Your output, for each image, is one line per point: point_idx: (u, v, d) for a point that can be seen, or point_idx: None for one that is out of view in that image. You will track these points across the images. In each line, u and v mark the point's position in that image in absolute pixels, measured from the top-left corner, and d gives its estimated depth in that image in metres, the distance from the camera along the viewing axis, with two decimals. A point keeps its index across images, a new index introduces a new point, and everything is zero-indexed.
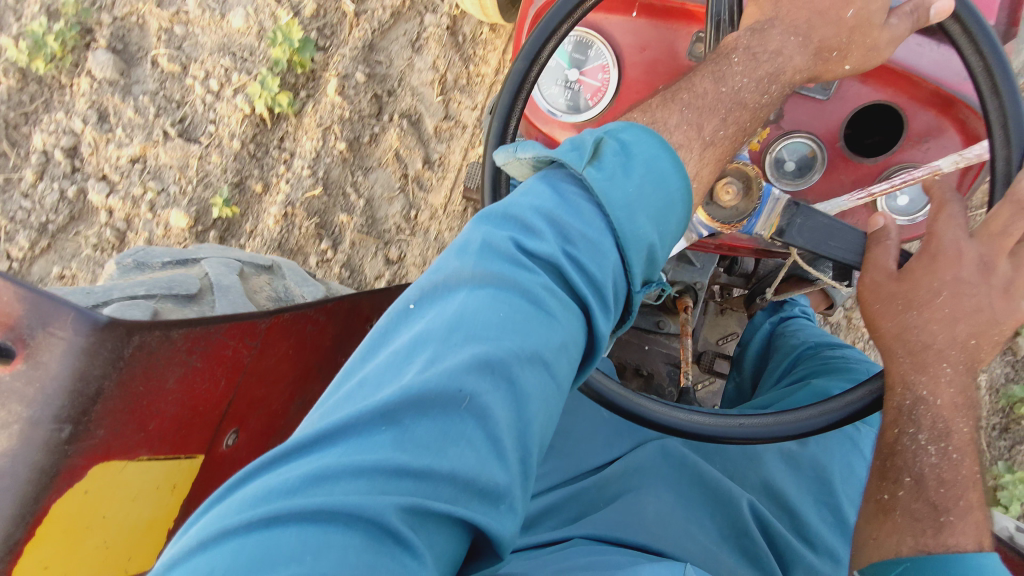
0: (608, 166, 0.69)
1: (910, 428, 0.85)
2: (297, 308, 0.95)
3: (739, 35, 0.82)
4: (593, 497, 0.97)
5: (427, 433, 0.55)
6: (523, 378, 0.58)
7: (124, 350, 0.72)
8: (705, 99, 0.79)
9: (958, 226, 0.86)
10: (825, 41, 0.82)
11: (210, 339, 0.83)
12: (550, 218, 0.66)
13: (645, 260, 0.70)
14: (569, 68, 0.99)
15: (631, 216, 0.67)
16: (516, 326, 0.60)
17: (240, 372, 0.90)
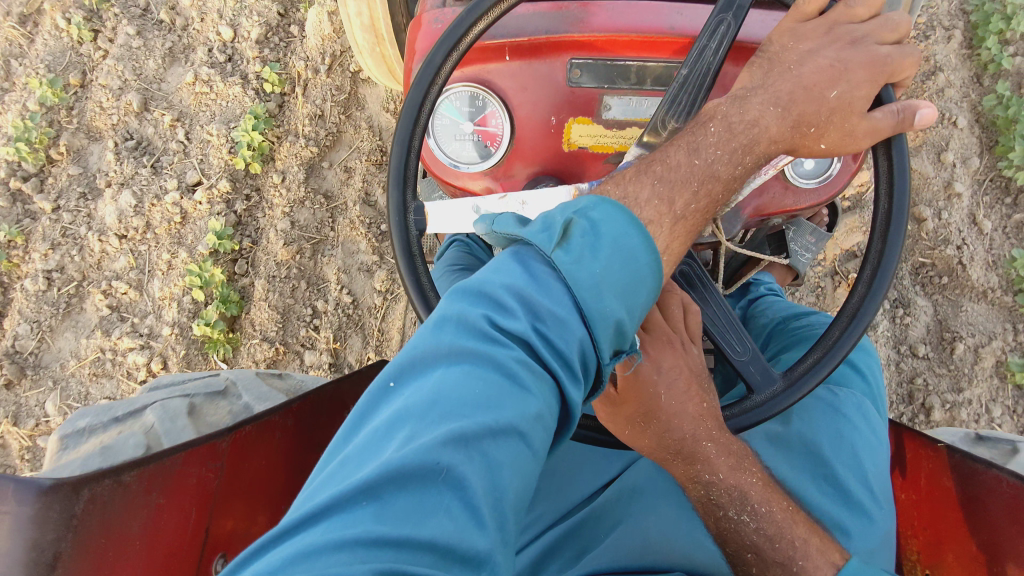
0: (576, 248, 0.62)
1: (721, 511, 0.79)
2: (258, 419, 0.91)
3: (719, 102, 0.77)
4: (592, 530, 0.95)
5: (406, 506, 0.50)
6: (500, 449, 0.53)
7: (75, 508, 0.72)
8: (678, 171, 0.73)
9: (633, 327, 0.77)
10: (806, 115, 0.76)
11: (167, 473, 0.80)
12: (521, 295, 0.60)
13: (615, 335, 0.63)
14: (463, 121, 0.96)
15: (598, 293, 0.61)
16: (493, 399, 0.54)
17: (212, 498, 0.86)
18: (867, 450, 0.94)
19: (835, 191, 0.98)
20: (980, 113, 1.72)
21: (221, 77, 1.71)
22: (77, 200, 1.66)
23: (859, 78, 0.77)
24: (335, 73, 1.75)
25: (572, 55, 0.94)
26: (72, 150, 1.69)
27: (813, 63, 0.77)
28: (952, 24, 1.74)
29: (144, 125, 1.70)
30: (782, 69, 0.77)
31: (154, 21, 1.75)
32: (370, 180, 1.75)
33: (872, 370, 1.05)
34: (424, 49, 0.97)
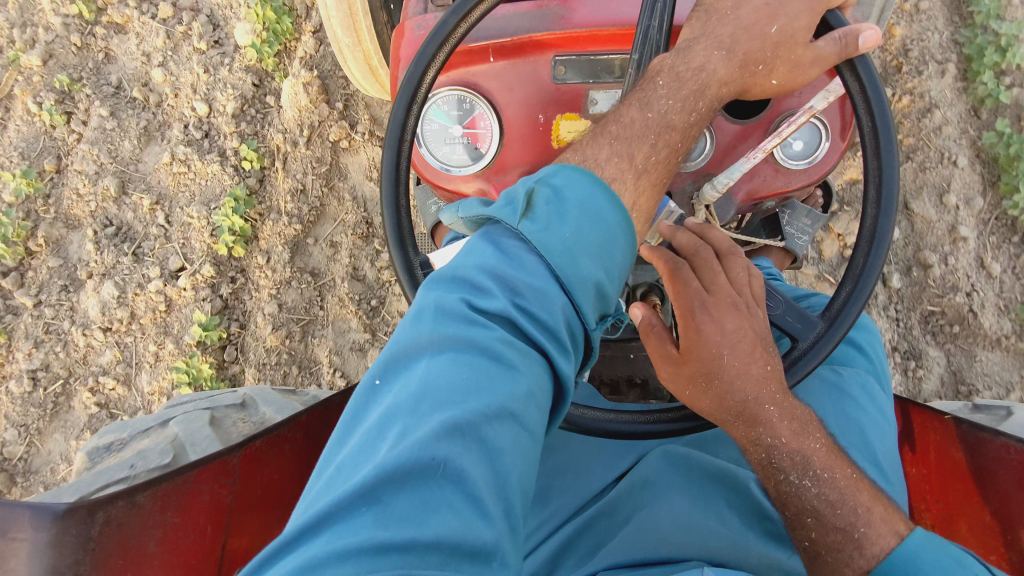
0: (542, 216, 0.63)
1: (780, 475, 0.80)
2: (268, 432, 0.91)
3: (664, 55, 0.78)
4: (608, 524, 0.95)
5: (407, 504, 0.50)
6: (494, 434, 0.54)
7: (91, 530, 0.73)
8: (632, 128, 0.74)
9: (694, 291, 0.78)
10: (751, 54, 0.78)
11: (181, 490, 0.81)
12: (496, 274, 0.60)
13: (597, 298, 0.63)
14: (452, 125, 0.97)
15: (574, 260, 0.62)
16: (481, 385, 0.55)
17: (225, 513, 0.86)
18: (875, 430, 0.94)
19: (826, 170, 0.98)
20: (981, 151, 1.72)
21: (199, 155, 1.71)
22: (60, 291, 1.71)
23: (796, 9, 0.77)
24: (316, 144, 1.72)
25: (556, 51, 0.95)
26: (51, 241, 1.73)
27: (750, 4, 0.79)
28: (944, 57, 1.72)
29: (123, 211, 1.72)
30: (718, 17, 0.79)
31: (126, 99, 1.74)
32: (356, 255, 1.73)
33: (875, 347, 1.05)
34: (408, 56, 0.98)
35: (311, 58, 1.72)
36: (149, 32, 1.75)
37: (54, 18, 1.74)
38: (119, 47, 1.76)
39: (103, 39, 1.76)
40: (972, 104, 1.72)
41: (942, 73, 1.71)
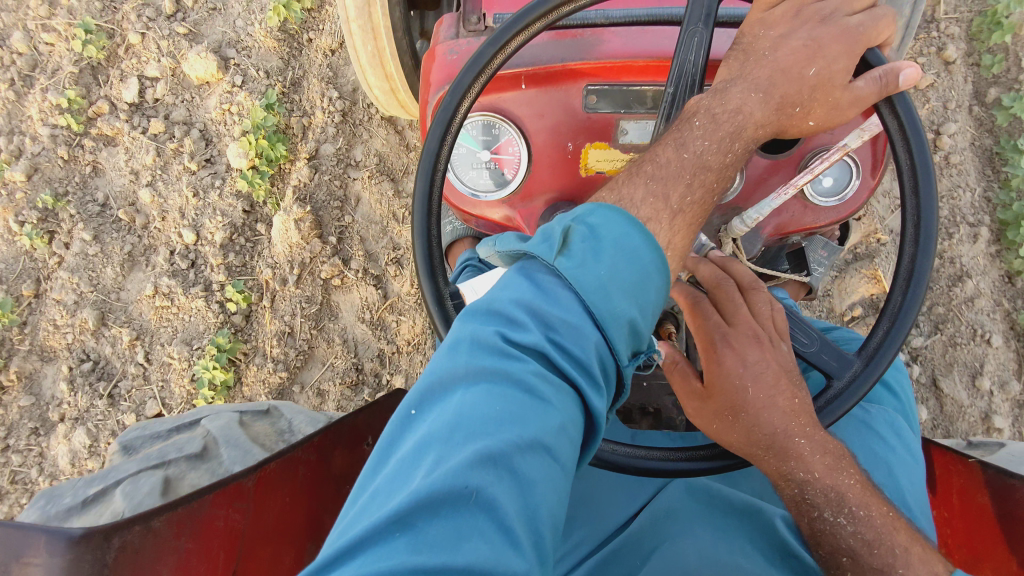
0: (577, 253, 0.62)
1: (815, 512, 0.76)
2: (283, 455, 0.91)
3: (699, 97, 0.78)
4: (631, 558, 0.92)
5: (440, 532, 0.49)
6: (527, 465, 0.53)
7: (106, 557, 0.70)
8: (669, 168, 0.73)
9: (715, 323, 0.79)
10: (788, 96, 0.77)
11: (196, 516, 0.79)
12: (531, 308, 0.59)
13: (630, 336, 0.62)
14: (480, 150, 0.96)
15: (608, 298, 0.61)
16: (515, 415, 0.54)
17: (238, 540, 0.84)
18: (903, 468, 0.92)
19: (855, 208, 0.97)
20: (1015, 323, 1.72)
21: (183, 288, 1.63)
22: (28, 436, 1.60)
23: (835, 53, 0.78)
24: (306, 282, 1.65)
25: (588, 80, 0.94)
26: (23, 376, 1.62)
27: (787, 47, 0.78)
28: (977, 219, 1.73)
29: (101, 344, 1.63)
30: (756, 58, 0.79)
31: (110, 220, 1.67)
32: (344, 406, 1.65)
33: (903, 385, 1.04)
34: (441, 80, 0.97)
35: (304, 186, 1.67)
36: (139, 150, 1.67)
37: (43, 128, 1.67)
38: (107, 161, 1.68)
39: (90, 152, 1.68)
40: (1006, 271, 1.73)
41: (974, 238, 1.72)
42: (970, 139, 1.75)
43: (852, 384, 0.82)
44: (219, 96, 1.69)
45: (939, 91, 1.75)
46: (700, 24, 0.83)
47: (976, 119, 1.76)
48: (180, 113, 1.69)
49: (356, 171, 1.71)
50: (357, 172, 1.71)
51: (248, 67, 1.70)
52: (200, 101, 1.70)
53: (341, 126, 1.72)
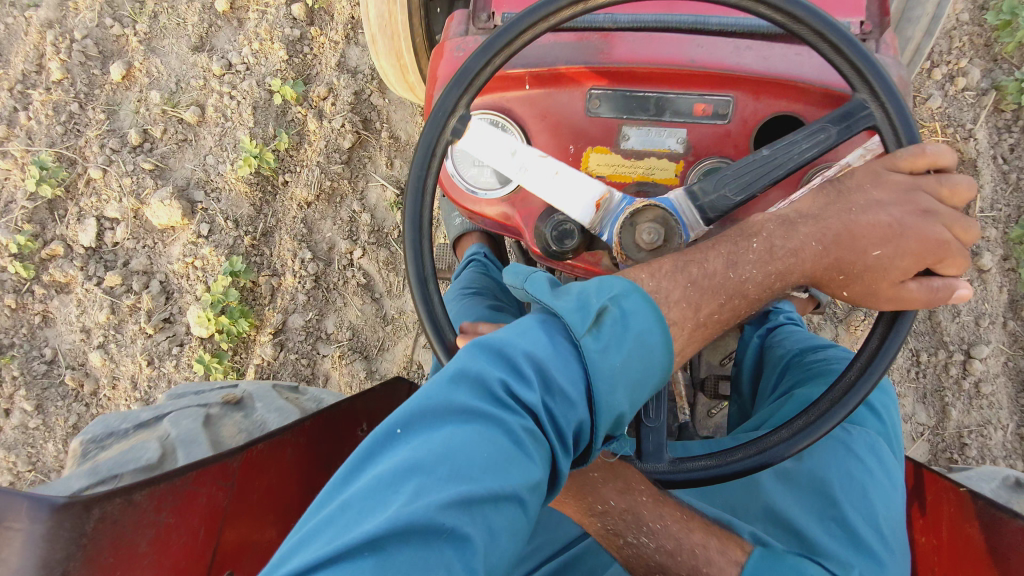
0: (604, 335, 0.61)
1: (626, 534, 0.80)
2: (270, 437, 0.92)
3: (767, 220, 0.75)
4: (593, 563, 0.93)
5: (408, 563, 0.49)
6: (500, 519, 0.53)
7: (85, 526, 0.70)
8: (713, 281, 0.71)
9: None
10: (840, 260, 0.73)
11: (177, 491, 0.80)
12: (542, 363, 0.59)
13: (614, 422, 0.62)
14: None
15: (613, 388, 0.60)
16: (502, 465, 0.54)
17: (219, 517, 0.86)
18: (879, 493, 0.90)
19: None
20: None
21: None
22: None
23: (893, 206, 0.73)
24: None
25: (593, 84, 0.94)
26: None
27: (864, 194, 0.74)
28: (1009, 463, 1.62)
29: None
30: (840, 206, 0.74)
31: (55, 383, 1.68)
32: None
33: (889, 410, 1.03)
34: (446, 76, 0.98)
35: (268, 365, 1.69)
36: (92, 304, 1.68)
37: None
38: (58, 311, 1.69)
39: (41, 300, 1.69)
40: None
41: None
42: (1002, 361, 1.65)
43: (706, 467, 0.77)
44: (183, 246, 1.69)
45: (972, 303, 1.65)
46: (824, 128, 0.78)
47: (1011, 336, 1.65)
48: (140, 261, 1.69)
49: (325, 347, 1.71)
50: (327, 348, 1.71)
51: (216, 212, 1.70)
52: (162, 248, 1.70)
53: (313, 292, 1.71)
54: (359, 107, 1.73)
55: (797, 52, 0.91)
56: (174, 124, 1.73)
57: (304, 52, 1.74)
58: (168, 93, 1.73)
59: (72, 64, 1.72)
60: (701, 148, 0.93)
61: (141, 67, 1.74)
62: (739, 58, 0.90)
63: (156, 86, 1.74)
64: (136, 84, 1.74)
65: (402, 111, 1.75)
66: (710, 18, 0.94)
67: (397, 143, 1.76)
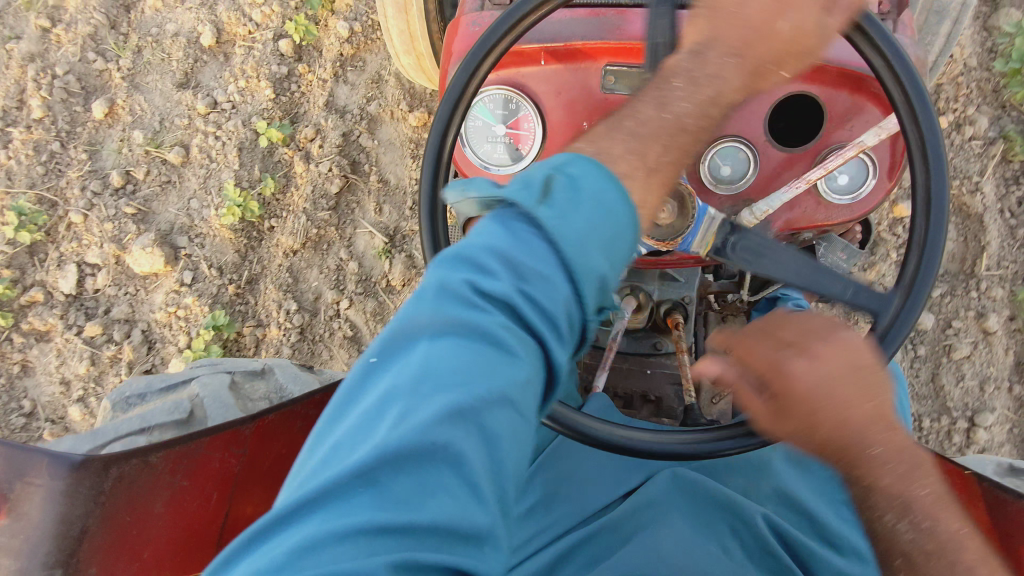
0: (559, 205, 0.56)
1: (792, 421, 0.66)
2: (282, 406, 0.89)
3: (678, 59, 0.71)
4: (609, 541, 0.89)
5: (407, 486, 0.46)
6: (494, 420, 0.49)
7: (103, 485, 0.73)
8: (649, 127, 0.67)
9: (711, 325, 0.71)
10: (762, 63, 0.70)
11: (192, 455, 0.81)
12: (507, 257, 0.54)
13: (599, 292, 0.58)
14: (496, 124, 0.96)
15: (585, 253, 0.55)
16: (484, 366, 0.50)
17: (231, 484, 0.85)
18: None
19: (870, 207, 0.96)
20: None
21: None
22: None
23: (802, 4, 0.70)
24: None
25: (608, 60, 0.94)
26: None
27: (753, 1, 0.70)
28: None
29: None
30: (723, 14, 0.70)
31: (33, 436, 1.68)
32: None
33: (894, 395, 1.06)
34: (460, 52, 0.98)
35: None
36: (72, 355, 1.68)
37: None
38: (37, 360, 1.70)
39: (20, 348, 1.70)
40: None
41: None
42: (1007, 428, 1.65)
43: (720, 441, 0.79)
44: (166, 293, 1.70)
45: (976, 365, 1.65)
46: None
47: (1017, 400, 1.65)
48: (121, 308, 1.70)
49: None
50: None
51: (199, 258, 1.70)
52: (144, 294, 1.70)
53: (299, 344, 1.70)
54: (347, 149, 1.74)
55: None
56: (157, 166, 1.74)
57: (292, 91, 1.75)
58: (151, 133, 1.75)
59: (53, 101, 1.76)
60: None
61: (124, 104, 1.76)
62: None
63: (139, 125, 1.76)
64: (119, 121, 1.76)
65: (391, 154, 1.75)
66: None
67: (385, 187, 1.75)
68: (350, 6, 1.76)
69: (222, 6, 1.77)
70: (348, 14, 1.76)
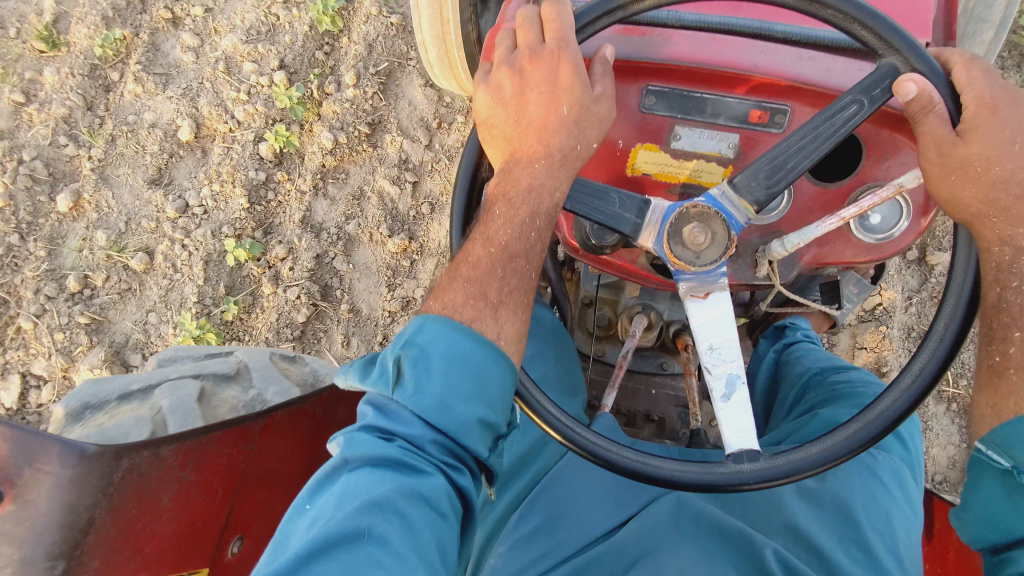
0: (409, 377, 0.72)
1: (1012, 281, 0.76)
2: (290, 405, 0.92)
3: (495, 184, 0.86)
4: (610, 566, 0.88)
5: (339, 572, 0.60)
6: (410, 512, 0.65)
7: (113, 475, 0.70)
8: (479, 268, 0.81)
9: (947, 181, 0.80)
10: (571, 152, 0.84)
11: (202, 450, 0.80)
12: (384, 422, 0.71)
13: (482, 431, 0.72)
14: None
15: (447, 407, 0.70)
16: (388, 480, 0.66)
17: (237, 480, 0.86)
18: (901, 520, 0.93)
19: (900, 247, 0.95)
20: None
21: None
22: None
23: (563, 78, 0.83)
24: None
25: (648, 80, 0.92)
26: None
27: (533, 103, 0.85)
28: None
29: None
30: (525, 126, 0.85)
31: None
32: None
33: (913, 438, 1.06)
34: None
35: None
36: None
37: None
38: None
39: None
40: None
41: None
42: None
43: (720, 474, 0.77)
44: None
45: None
46: (857, 98, 0.79)
47: None
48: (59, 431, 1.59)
49: None
50: None
51: None
52: None
53: None
54: (319, 273, 1.69)
55: (858, 66, 0.89)
56: (118, 271, 1.68)
57: (268, 199, 1.70)
58: (115, 235, 1.69)
59: (15, 189, 1.69)
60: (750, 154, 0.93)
61: (90, 199, 1.71)
62: (801, 67, 0.88)
63: (104, 224, 1.70)
64: (84, 217, 1.71)
65: (366, 280, 1.71)
66: (774, 25, 0.90)
67: (356, 316, 1.70)
68: (337, 115, 1.72)
69: (203, 100, 1.73)
70: (334, 124, 1.72)
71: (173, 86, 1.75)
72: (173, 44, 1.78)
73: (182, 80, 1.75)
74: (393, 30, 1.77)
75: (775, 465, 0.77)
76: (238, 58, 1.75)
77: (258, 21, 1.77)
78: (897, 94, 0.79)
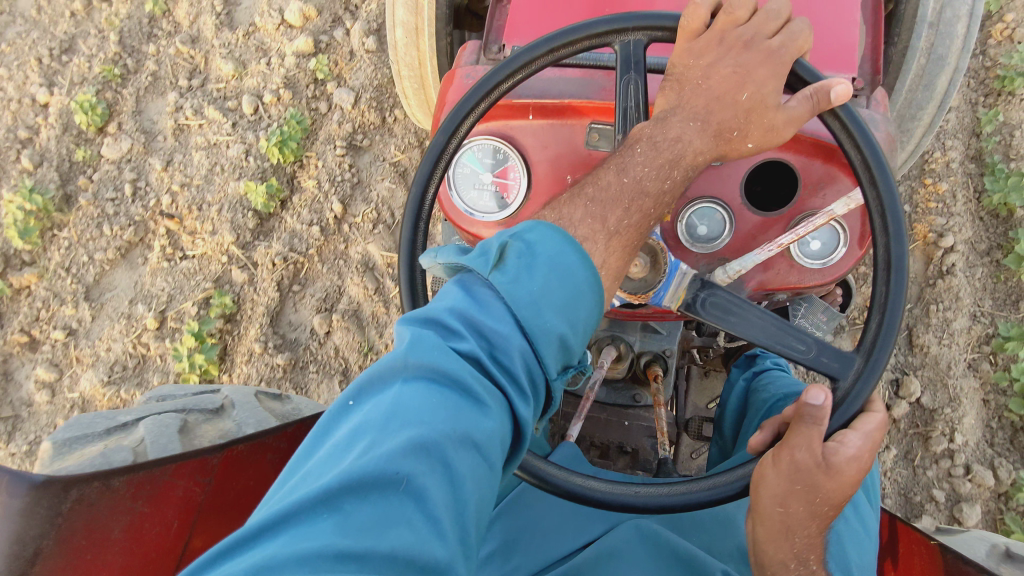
0: (512, 269, 0.65)
1: None
2: (253, 438, 0.92)
3: (643, 125, 0.81)
4: None
5: (368, 516, 0.51)
6: (459, 459, 0.56)
7: (61, 506, 0.74)
8: (608, 192, 0.77)
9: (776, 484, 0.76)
10: (724, 123, 0.80)
11: (155, 481, 0.83)
12: (466, 318, 0.63)
13: (558, 352, 0.65)
14: (483, 171, 0.97)
15: (537, 312, 0.64)
16: (445, 409, 0.57)
17: (195, 512, 0.87)
18: (855, 543, 0.94)
19: (841, 273, 0.98)
20: None
21: None
22: None
23: (763, 76, 0.79)
24: None
25: (592, 119, 0.96)
26: None
27: (719, 72, 0.81)
28: None
29: None
30: (691, 87, 0.82)
31: None
32: None
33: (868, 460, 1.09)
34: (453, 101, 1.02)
35: None
36: None
37: None
38: None
39: None
40: None
41: None
42: None
43: (556, 474, 0.82)
44: None
45: None
46: (812, 344, 0.81)
47: None
48: None
49: None
50: None
51: None
52: None
53: None
54: None
55: None
56: None
57: None
58: None
59: None
60: (693, 187, 0.96)
61: None
62: None
63: None
64: None
65: None
66: None
67: None
68: None
69: None
70: None
71: (19, 437, 1.75)
72: (26, 372, 1.79)
73: (30, 426, 1.75)
74: (280, 370, 1.73)
75: (603, 488, 0.81)
76: (97, 401, 1.73)
77: (124, 353, 1.74)
78: (805, 392, 0.74)
